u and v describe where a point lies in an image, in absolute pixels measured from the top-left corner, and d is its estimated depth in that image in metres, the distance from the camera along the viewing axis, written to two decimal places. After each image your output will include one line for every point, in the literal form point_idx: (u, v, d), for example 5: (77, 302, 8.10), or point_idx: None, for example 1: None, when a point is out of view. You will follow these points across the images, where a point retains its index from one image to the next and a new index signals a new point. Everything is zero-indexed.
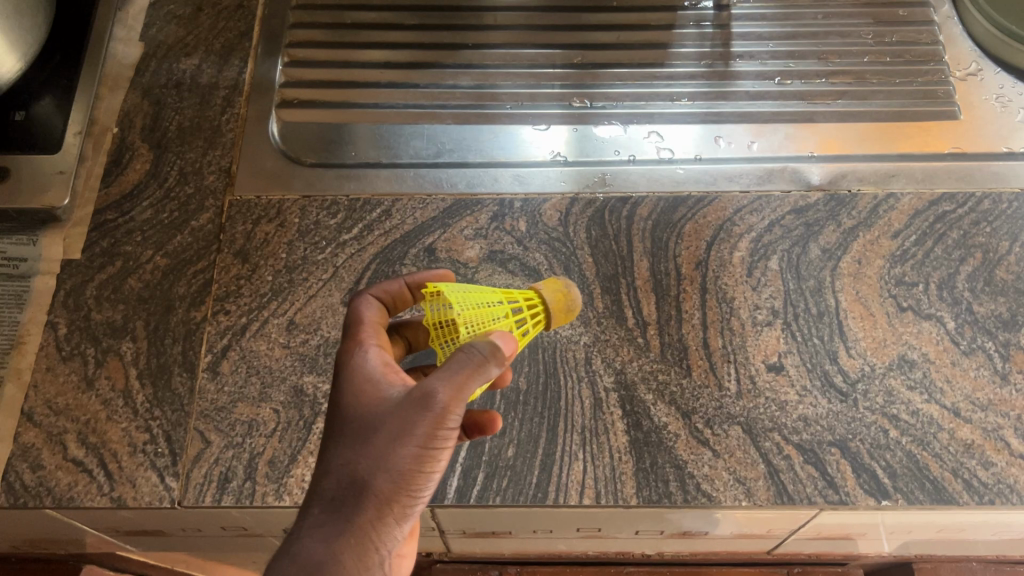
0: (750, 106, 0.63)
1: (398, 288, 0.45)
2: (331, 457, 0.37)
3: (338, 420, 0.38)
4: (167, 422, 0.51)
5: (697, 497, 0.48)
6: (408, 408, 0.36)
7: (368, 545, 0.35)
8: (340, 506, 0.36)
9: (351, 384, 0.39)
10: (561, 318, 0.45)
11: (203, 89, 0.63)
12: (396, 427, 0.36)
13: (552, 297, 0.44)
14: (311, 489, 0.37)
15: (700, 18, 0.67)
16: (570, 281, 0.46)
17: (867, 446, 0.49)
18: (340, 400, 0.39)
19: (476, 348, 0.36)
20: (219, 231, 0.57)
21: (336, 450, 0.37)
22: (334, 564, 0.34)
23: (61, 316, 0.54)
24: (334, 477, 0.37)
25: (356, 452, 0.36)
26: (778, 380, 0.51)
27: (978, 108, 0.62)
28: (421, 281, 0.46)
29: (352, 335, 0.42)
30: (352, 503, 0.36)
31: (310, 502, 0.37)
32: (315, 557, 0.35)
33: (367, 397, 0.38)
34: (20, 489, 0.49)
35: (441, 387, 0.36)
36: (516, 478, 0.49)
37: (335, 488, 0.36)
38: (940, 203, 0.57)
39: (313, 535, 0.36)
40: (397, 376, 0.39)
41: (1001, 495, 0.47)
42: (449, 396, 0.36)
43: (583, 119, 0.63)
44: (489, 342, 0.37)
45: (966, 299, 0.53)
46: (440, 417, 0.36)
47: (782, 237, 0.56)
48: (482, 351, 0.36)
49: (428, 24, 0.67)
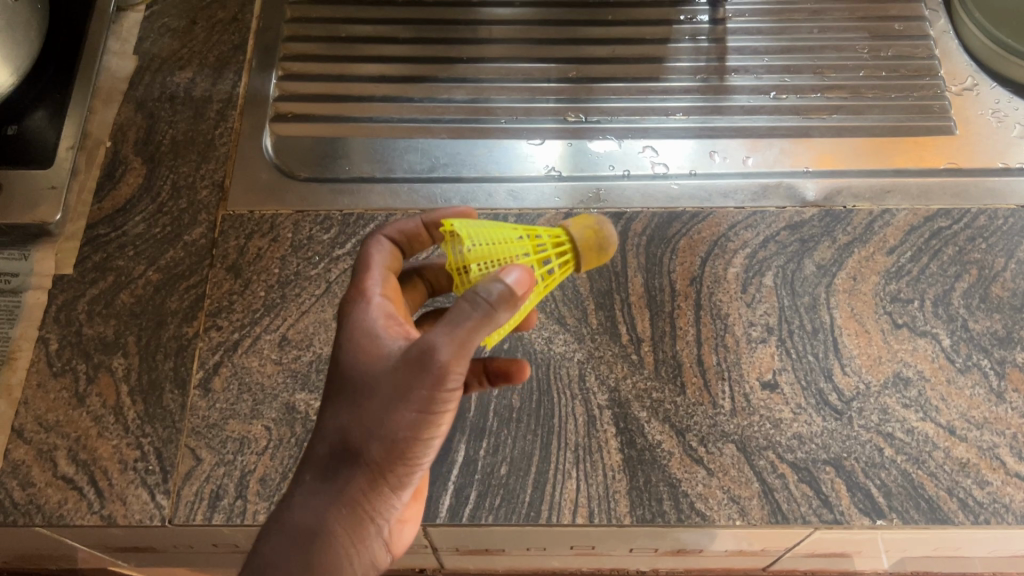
0: (745, 121, 0.63)
1: (414, 227, 0.45)
2: (330, 413, 0.38)
3: (337, 376, 0.39)
4: (158, 439, 0.50)
5: (691, 516, 0.48)
6: (399, 378, 0.36)
7: (358, 513, 0.38)
8: (335, 469, 0.38)
9: (352, 335, 0.39)
10: (594, 258, 0.41)
11: (197, 102, 0.63)
12: (386, 399, 0.36)
13: (580, 234, 0.40)
14: (311, 442, 0.39)
15: (695, 31, 0.67)
16: (604, 217, 0.41)
17: (862, 464, 0.49)
18: (341, 350, 0.39)
19: (478, 296, 0.34)
20: (212, 245, 0.57)
21: (334, 406, 0.38)
22: (323, 533, 0.37)
23: (52, 332, 0.54)
24: (328, 442, 0.38)
25: (348, 420, 0.37)
26: (772, 399, 0.51)
27: (973, 123, 0.61)
28: (438, 218, 0.46)
29: (358, 279, 0.42)
30: (343, 473, 0.37)
31: (309, 461, 0.39)
32: (305, 527, 0.37)
33: (364, 356, 0.38)
34: (9, 507, 0.49)
35: (439, 343, 0.35)
36: (509, 496, 0.48)
37: (331, 450, 0.38)
38: (935, 219, 0.57)
39: (310, 496, 0.38)
40: (398, 331, 0.39)
41: (996, 514, 0.47)
42: (443, 364, 0.35)
43: (578, 133, 0.62)
44: (496, 284, 0.35)
45: (962, 316, 0.53)
46: (433, 386, 0.35)
47: (777, 254, 0.56)
48: (486, 300, 0.34)
49: (423, 37, 0.67)
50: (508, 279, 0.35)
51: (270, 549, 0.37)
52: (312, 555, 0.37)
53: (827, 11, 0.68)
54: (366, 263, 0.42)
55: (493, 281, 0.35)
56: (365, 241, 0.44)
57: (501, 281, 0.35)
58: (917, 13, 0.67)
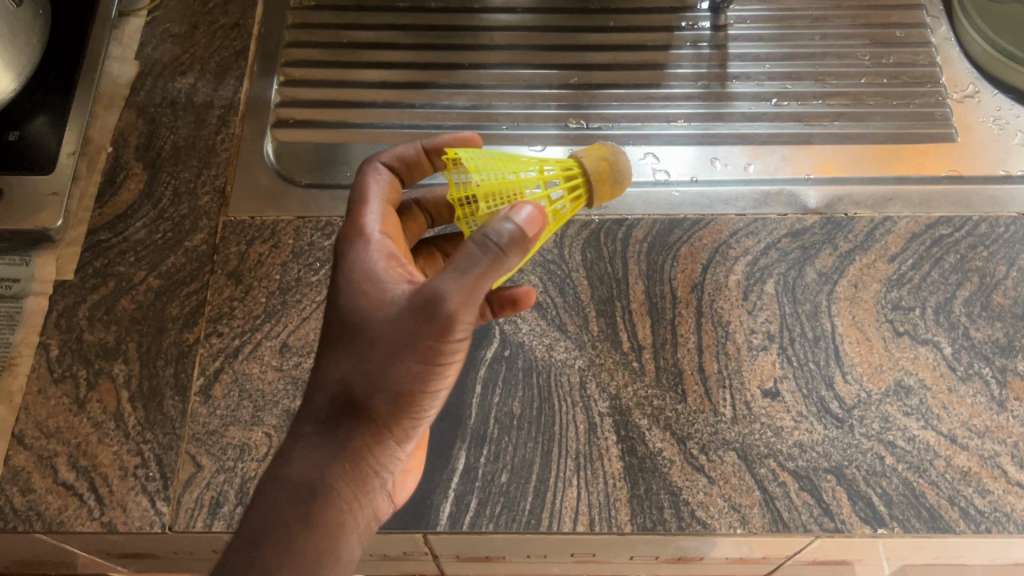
0: (746, 128, 0.63)
1: (415, 154, 0.46)
2: (331, 362, 0.38)
3: (336, 323, 0.39)
4: (158, 445, 0.50)
5: (692, 524, 0.48)
6: (404, 327, 0.36)
7: (361, 464, 0.38)
8: (337, 419, 0.38)
9: (352, 277, 0.39)
10: (607, 190, 0.41)
11: (198, 108, 0.63)
12: (390, 348, 0.36)
13: (595, 166, 0.40)
14: (310, 392, 0.39)
15: (697, 38, 0.67)
16: (620, 148, 0.41)
17: (863, 473, 0.49)
18: (342, 295, 0.39)
19: (489, 237, 0.35)
20: (213, 251, 0.57)
21: (335, 354, 0.38)
22: (326, 486, 0.37)
23: (53, 337, 0.54)
24: (329, 392, 0.38)
25: (352, 370, 0.37)
26: (773, 407, 0.51)
27: (974, 131, 0.61)
28: (439, 145, 0.47)
29: (356, 213, 0.42)
30: (346, 424, 0.38)
31: (308, 412, 0.39)
32: (308, 480, 0.38)
33: (366, 301, 0.38)
34: (9, 513, 0.49)
35: (448, 288, 0.35)
36: (509, 504, 0.48)
37: (332, 400, 0.38)
38: (936, 227, 0.57)
39: (311, 448, 0.38)
40: (399, 272, 0.39)
41: (997, 523, 0.47)
42: (450, 310, 0.35)
43: (579, 139, 0.62)
44: (504, 226, 0.35)
45: (963, 324, 0.53)
46: (440, 332, 0.36)
47: (779, 261, 0.56)
48: (498, 241, 0.35)
49: (424, 43, 0.67)
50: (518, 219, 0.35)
51: (271, 501, 0.37)
52: (314, 507, 0.37)
53: (829, 18, 0.68)
54: (364, 198, 0.43)
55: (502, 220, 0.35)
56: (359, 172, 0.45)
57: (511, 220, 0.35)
58: (919, 20, 0.67)
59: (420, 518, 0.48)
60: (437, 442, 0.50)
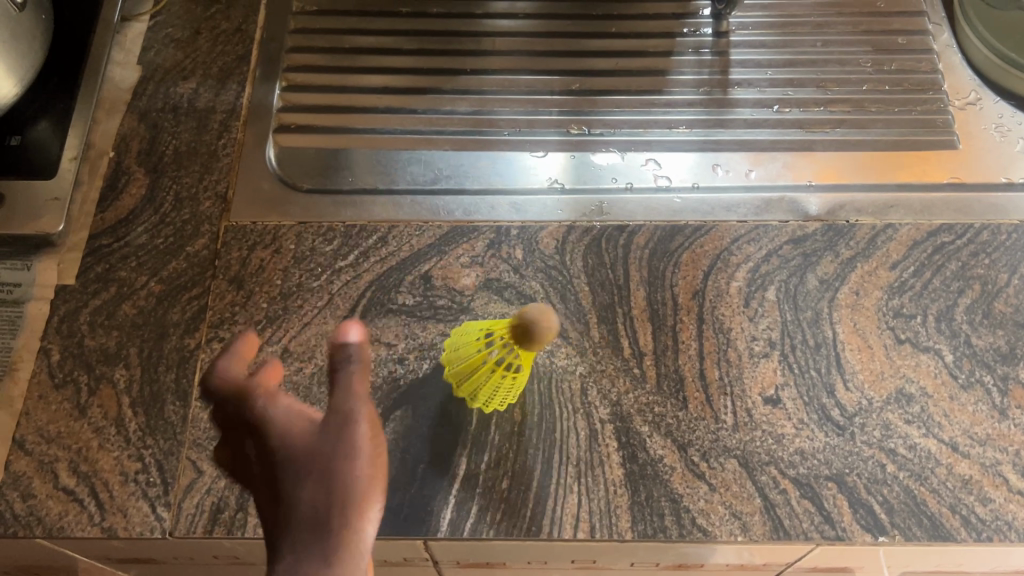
0: (748, 134, 0.63)
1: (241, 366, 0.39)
2: (291, 493, 0.34)
3: (279, 480, 0.34)
4: (159, 451, 0.50)
5: (693, 532, 0.48)
6: (334, 430, 0.35)
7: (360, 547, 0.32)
8: (323, 520, 0.33)
9: (265, 438, 0.36)
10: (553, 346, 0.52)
11: (200, 113, 0.63)
12: (343, 446, 0.35)
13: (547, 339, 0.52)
14: (274, 537, 0.33)
15: (699, 44, 0.67)
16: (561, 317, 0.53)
17: (864, 481, 0.49)
18: (275, 460, 0.35)
19: (343, 372, 0.37)
20: (214, 257, 0.57)
21: (292, 486, 0.34)
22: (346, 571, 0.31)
23: (54, 343, 0.54)
24: (302, 506, 0.33)
25: (316, 483, 0.34)
26: (774, 414, 0.51)
27: (977, 138, 0.61)
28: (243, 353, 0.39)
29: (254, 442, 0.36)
30: (330, 519, 0.33)
31: (277, 551, 0.32)
32: None
33: (294, 434, 0.35)
34: (10, 519, 0.49)
35: (349, 401, 0.36)
36: (510, 511, 0.48)
37: (308, 511, 0.33)
38: (938, 234, 0.57)
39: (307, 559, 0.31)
40: (307, 413, 0.37)
41: (999, 532, 0.47)
42: (364, 407, 0.36)
43: (581, 145, 0.62)
44: (346, 349, 0.37)
45: (965, 332, 0.53)
46: (370, 423, 0.36)
47: (780, 268, 0.56)
48: (356, 368, 0.37)
49: (426, 49, 0.67)
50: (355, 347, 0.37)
51: None
52: None
53: (830, 25, 0.68)
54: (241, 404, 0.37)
55: (341, 358, 0.37)
56: (203, 389, 0.39)
57: (349, 354, 0.37)
58: (920, 27, 0.68)
59: (421, 525, 0.48)
60: (437, 449, 0.50)
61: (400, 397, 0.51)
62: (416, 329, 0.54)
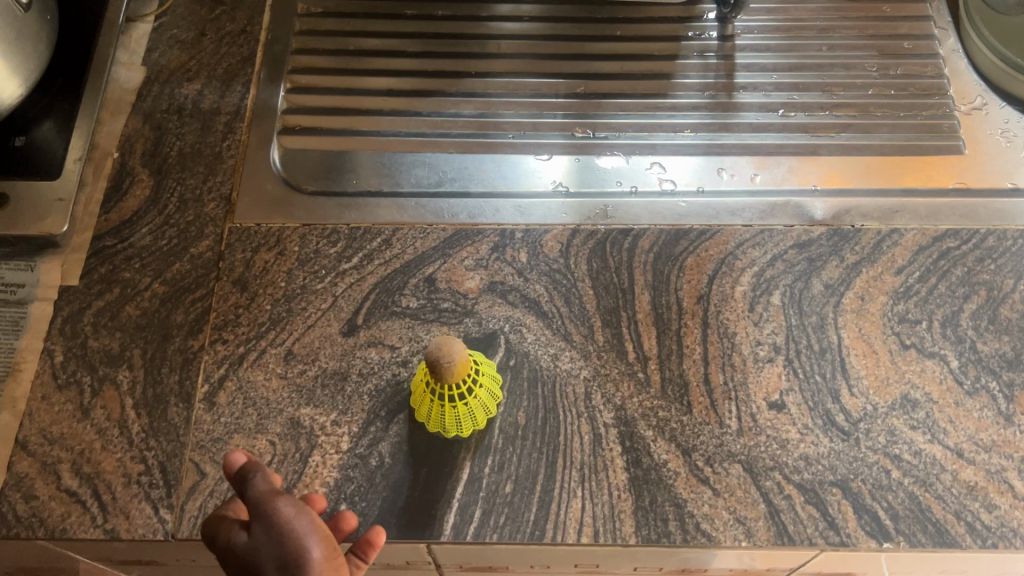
0: (753, 138, 0.63)
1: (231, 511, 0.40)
2: None
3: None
4: (163, 453, 0.50)
5: (697, 536, 0.47)
6: (257, 527, 0.35)
7: None
8: None
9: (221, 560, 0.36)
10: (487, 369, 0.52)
11: (205, 115, 0.63)
12: (270, 536, 0.35)
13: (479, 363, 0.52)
14: None
15: (704, 48, 0.67)
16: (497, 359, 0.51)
17: (869, 486, 0.48)
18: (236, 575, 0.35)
19: (247, 493, 0.36)
20: (218, 258, 0.57)
21: None
22: None
23: (57, 344, 0.54)
24: None
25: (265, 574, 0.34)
26: (779, 419, 0.50)
27: (983, 143, 0.61)
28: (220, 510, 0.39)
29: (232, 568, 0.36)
30: None
31: None
32: None
33: (233, 544, 0.36)
34: (12, 520, 0.49)
35: (258, 499, 0.36)
36: (514, 515, 0.48)
37: None
38: (944, 239, 0.57)
39: None
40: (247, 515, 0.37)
41: (1004, 539, 0.47)
42: (267, 495, 0.36)
43: (586, 148, 0.62)
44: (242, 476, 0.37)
45: (970, 337, 0.53)
46: (284, 499, 0.36)
47: (785, 272, 0.56)
48: (259, 484, 0.36)
49: (430, 52, 0.67)
50: (253, 472, 0.37)
51: None
52: None
53: (836, 29, 0.68)
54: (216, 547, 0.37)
55: (242, 481, 0.36)
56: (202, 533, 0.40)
57: (249, 476, 0.36)
58: (926, 32, 0.68)
59: (424, 529, 0.48)
60: (441, 453, 0.50)
61: (404, 401, 0.51)
62: (420, 332, 0.54)
